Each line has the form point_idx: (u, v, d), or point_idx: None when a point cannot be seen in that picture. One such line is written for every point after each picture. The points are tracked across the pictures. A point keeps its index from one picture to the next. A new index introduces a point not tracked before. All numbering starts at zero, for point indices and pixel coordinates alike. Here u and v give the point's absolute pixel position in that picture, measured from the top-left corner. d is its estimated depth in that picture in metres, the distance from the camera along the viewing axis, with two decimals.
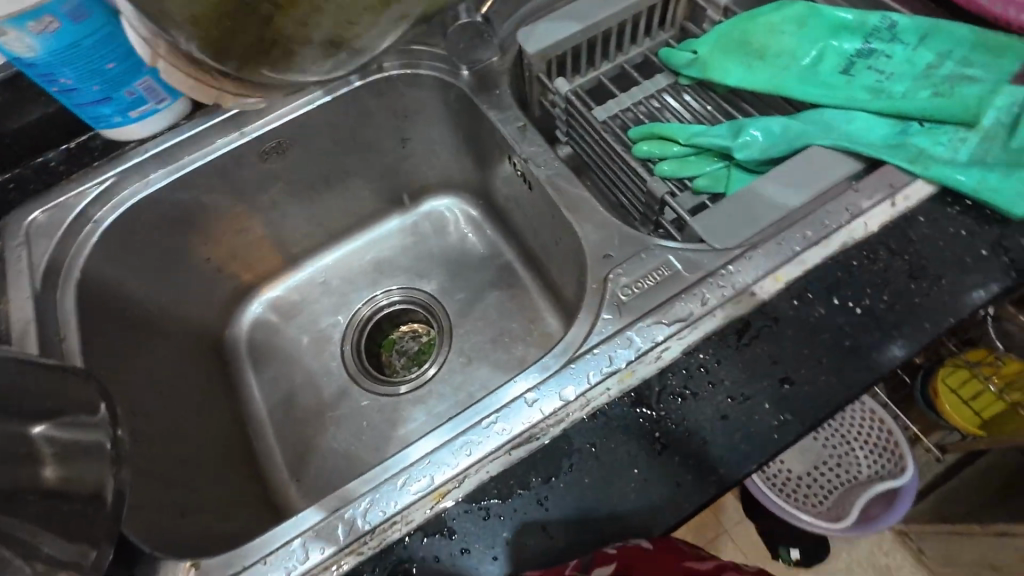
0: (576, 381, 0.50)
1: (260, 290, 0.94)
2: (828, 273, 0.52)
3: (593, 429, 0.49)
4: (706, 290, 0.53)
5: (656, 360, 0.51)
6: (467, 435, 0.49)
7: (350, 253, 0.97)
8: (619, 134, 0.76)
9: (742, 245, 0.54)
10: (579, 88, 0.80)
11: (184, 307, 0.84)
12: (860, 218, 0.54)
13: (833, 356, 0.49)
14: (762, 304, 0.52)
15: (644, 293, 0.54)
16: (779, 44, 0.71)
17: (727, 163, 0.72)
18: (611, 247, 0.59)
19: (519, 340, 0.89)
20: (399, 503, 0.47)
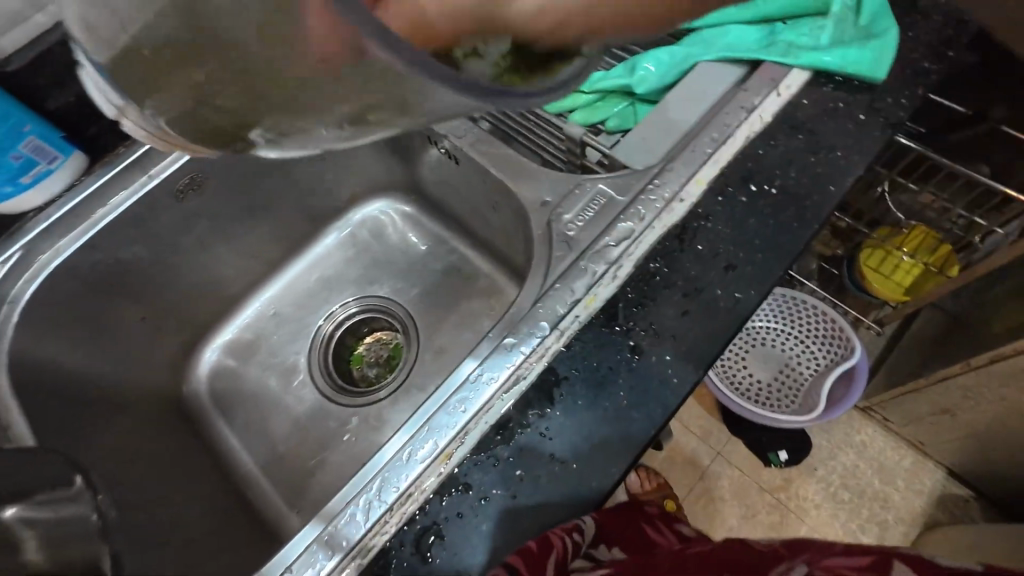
0: (547, 318, 0.53)
1: (210, 338, 0.90)
2: (740, 167, 0.58)
3: (572, 355, 0.51)
4: (641, 207, 0.56)
5: (614, 279, 0.54)
6: (458, 394, 0.50)
7: (295, 277, 0.95)
8: None
9: (661, 161, 0.59)
10: None
11: (132, 372, 0.80)
12: (755, 112, 0.60)
13: (762, 236, 0.54)
14: (693, 208, 0.56)
15: (587, 224, 0.57)
16: None
17: (630, 100, 0.76)
18: (547, 193, 0.62)
19: (484, 317, 0.90)
20: (410, 475, 0.48)
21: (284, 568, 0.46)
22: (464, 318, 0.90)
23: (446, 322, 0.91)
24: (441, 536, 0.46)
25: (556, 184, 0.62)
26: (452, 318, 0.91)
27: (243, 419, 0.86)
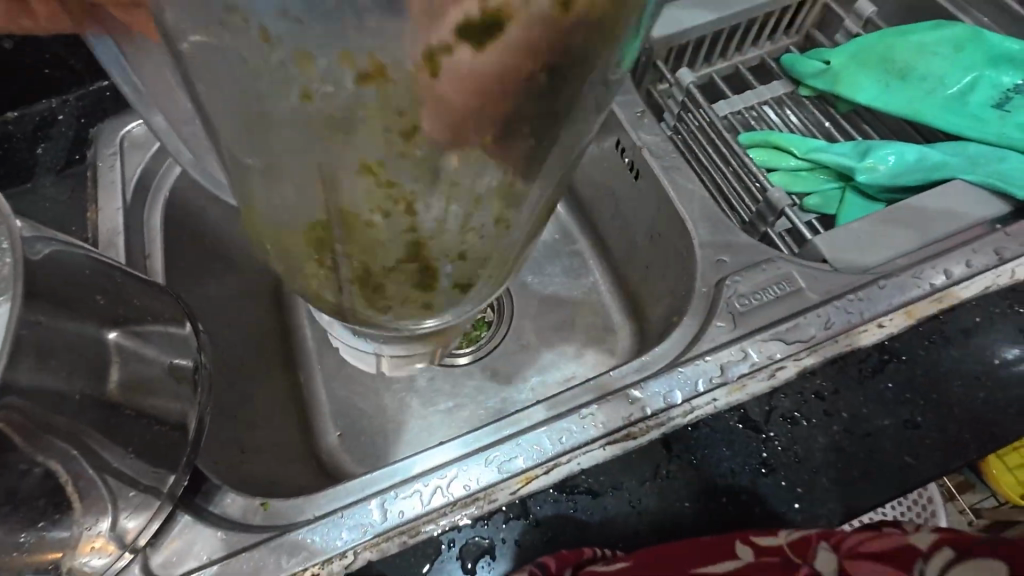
0: (681, 388, 0.48)
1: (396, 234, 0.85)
2: (965, 316, 0.49)
3: (694, 438, 0.46)
4: (831, 314, 0.49)
5: (770, 378, 0.48)
6: (558, 422, 0.47)
7: None
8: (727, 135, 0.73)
9: (874, 272, 0.51)
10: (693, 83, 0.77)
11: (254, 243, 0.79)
12: (1009, 263, 0.50)
13: (964, 406, 0.46)
14: (891, 339, 0.49)
15: (763, 306, 0.51)
16: (928, 66, 0.67)
17: (842, 184, 0.68)
18: (725, 252, 0.56)
19: (582, 333, 0.85)
20: (484, 480, 0.46)
21: (337, 508, 0.46)
22: (561, 323, 0.86)
23: (544, 320, 0.86)
24: (493, 557, 0.43)
25: (737, 248, 0.56)
26: (550, 319, 0.86)
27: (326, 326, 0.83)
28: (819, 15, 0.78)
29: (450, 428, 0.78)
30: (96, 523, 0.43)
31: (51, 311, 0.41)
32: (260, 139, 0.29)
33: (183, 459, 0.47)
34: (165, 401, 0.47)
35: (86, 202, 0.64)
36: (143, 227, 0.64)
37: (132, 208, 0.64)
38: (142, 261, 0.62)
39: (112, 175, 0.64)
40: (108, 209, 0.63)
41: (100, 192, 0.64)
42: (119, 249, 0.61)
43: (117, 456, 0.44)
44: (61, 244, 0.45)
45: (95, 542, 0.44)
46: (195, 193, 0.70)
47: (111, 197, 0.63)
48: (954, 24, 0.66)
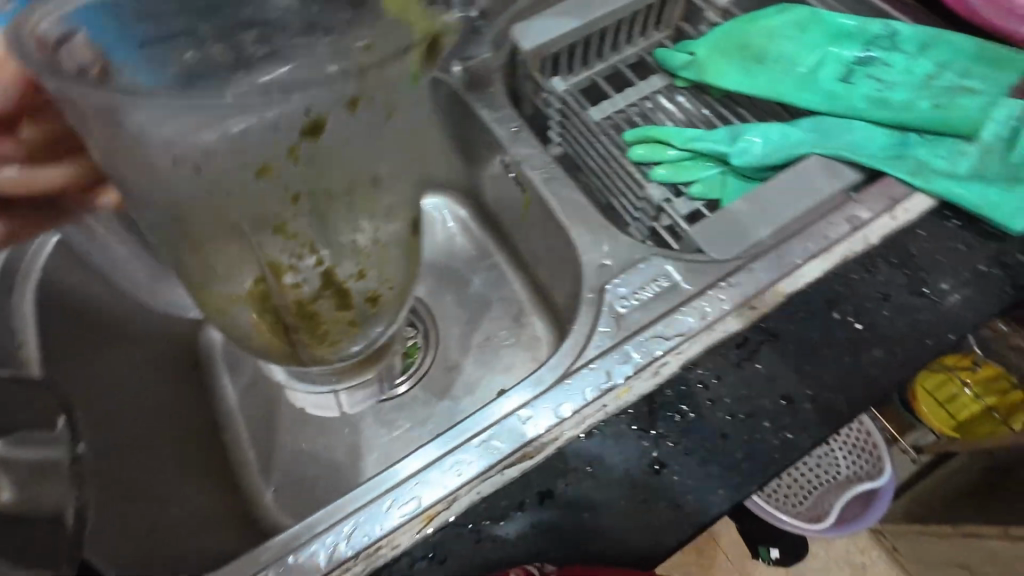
0: (570, 400, 0.48)
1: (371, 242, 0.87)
2: (828, 287, 0.51)
3: (589, 448, 0.47)
4: (705, 304, 0.51)
5: (654, 375, 0.49)
6: (454, 453, 0.47)
7: None
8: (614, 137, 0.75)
9: (741, 257, 0.53)
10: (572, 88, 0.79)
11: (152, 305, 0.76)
12: (860, 230, 0.53)
13: (834, 373, 0.48)
14: (764, 319, 0.50)
15: (642, 305, 0.52)
16: (779, 48, 0.70)
17: (722, 168, 0.71)
18: (607, 256, 0.57)
19: (507, 345, 0.85)
20: (384, 526, 0.45)
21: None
22: (485, 339, 0.86)
23: (469, 338, 0.86)
24: None
25: (618, 250, 0.57)
26: (474, 336, 0.86)
27: (244, 380, 0.80)
28: (684, 8, 0.81)
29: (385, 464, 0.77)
30: None
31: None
32: (194, 179, 0.37)
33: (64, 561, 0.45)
34: (44, 495, 0.47)
35: None
36: (14, 314, 0.60)
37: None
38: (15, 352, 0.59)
39: None
40: None
41: None
42: None
43: None
44: None
45: None
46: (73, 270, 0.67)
47: None
48: (795, 6, 0.70)
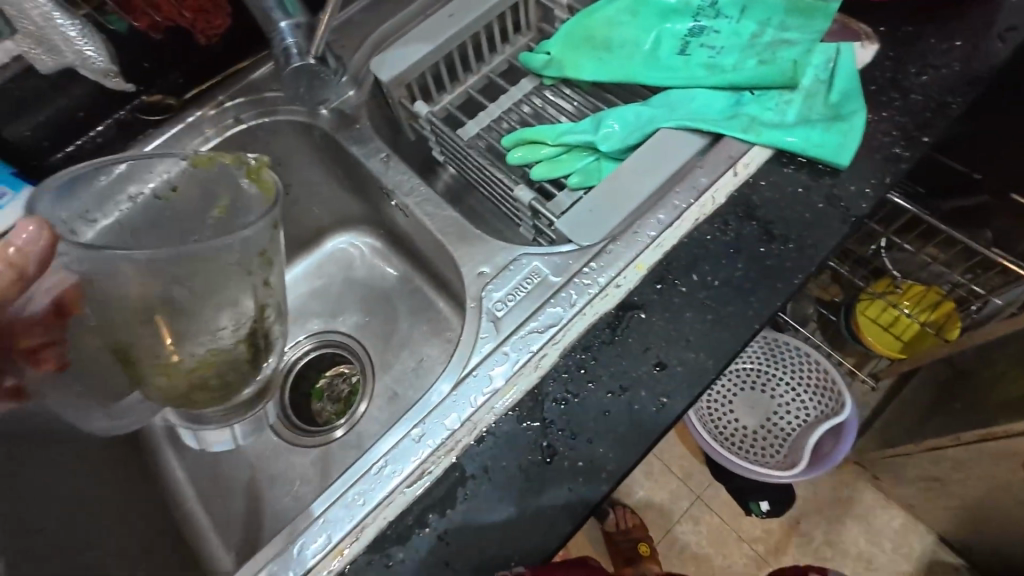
0: (459, 410, 0.50)
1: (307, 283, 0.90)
2: (684, 252, 0.54)
3: (482, 452, 0.48)
4: (574, 292, 0.53)
5: (535, 369, 0.51)
6: (355, 486, 0.48)
7: (309, 273, 0.93)
8: (495, 147, 0.78)
9: (604, 240, 0.55)
10: (447, 106, 0.82)
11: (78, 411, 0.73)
12: (707, 192, 0.56)
13: (700, 332, 0.51)
14: (630, 295, 0.53)
15: (518, 303, 0.54)
16: (621, 35, 0.74)
17: (596, 156, 0.73)
18: (485, 263, 0.59)
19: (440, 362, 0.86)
20: (299, 570, 0.46)
21: None
22: (419, 361, 0.87)
23: (402, 365, 0.87)
24: None
25: (492, 255, 0.59)
26: (407, 360, 0.87)
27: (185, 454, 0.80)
28: (539, 11, 0.85)
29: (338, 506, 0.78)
30: None
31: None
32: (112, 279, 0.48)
33: None
34: None
35: None
36: None
37: None
38: None
39: None
40: None
41: None
42: None
43: None
44: None
45: None
46: None
47: None
48: None
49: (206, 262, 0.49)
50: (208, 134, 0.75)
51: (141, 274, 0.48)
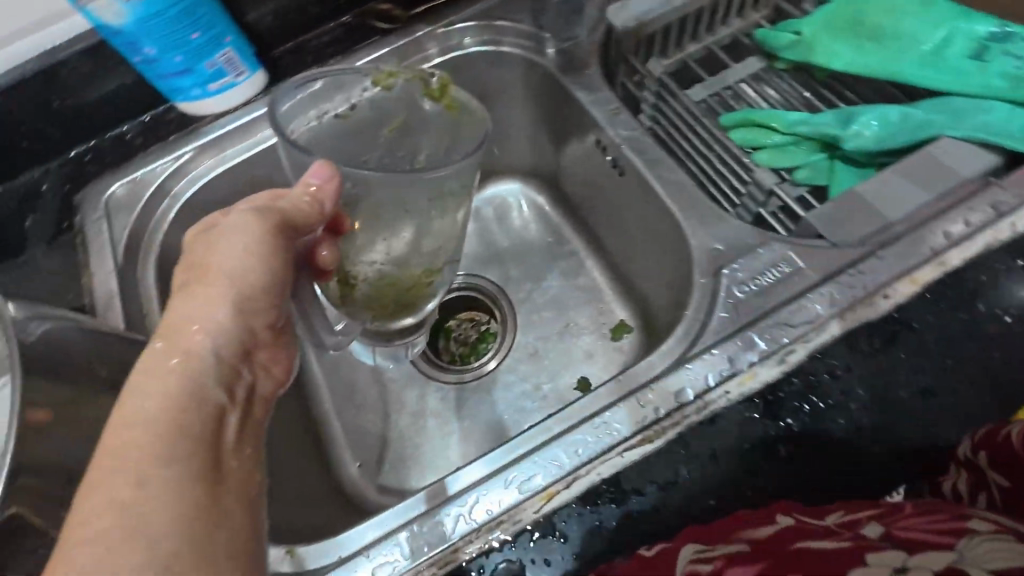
0: (691, 385, 0.47)
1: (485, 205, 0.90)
2: (969, 277, 0.49)
3: (708, 434, 0.46)
4: (834, 291, 0.49)
5: (781, 363, 0.47)
6: (572, 433, 0.47)
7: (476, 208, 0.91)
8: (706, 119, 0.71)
9: (867, 245, 0.51)
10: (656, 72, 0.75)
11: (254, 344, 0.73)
12: (1010, 216, 0.50)
13: (967, 365, 0.47)
14: (898, 309, 0.48)
15: (765, 291, 0.50)
16: (899, 26, 0.67)
17: (829, 155, 0.67)
18: (719, 239, 0.55)
19: (587, 333, 0.84)
20: (505, 502, 0.45)
21: (363, 549, 0.45)
22: (563, 327, 0.84)
23: (546, 326, 0.85)
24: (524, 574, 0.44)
25: (732, 234, 0.55)
26: (551, 324, 0.85)
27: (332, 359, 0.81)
28: None
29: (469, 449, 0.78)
30: None
31: (44, 384, 0.40)
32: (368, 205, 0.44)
33: None
34: None
35: (80, 270, 0.64)
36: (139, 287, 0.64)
37: (125, 269, 0.64)
38: (141, 323, 0.61)
39: (101, 240, 0.65)
40: (100, 274, 0.63)
41: (91, 261, 0.64)
42: (116, 313, 0.60)
43: None
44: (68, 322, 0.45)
45: None
46: None
47: (102, 262, 0.63)
48: None
49: (401, 193, 0.42)
50: (430, 51, 0.73)
51: (346, 189, 0.44)
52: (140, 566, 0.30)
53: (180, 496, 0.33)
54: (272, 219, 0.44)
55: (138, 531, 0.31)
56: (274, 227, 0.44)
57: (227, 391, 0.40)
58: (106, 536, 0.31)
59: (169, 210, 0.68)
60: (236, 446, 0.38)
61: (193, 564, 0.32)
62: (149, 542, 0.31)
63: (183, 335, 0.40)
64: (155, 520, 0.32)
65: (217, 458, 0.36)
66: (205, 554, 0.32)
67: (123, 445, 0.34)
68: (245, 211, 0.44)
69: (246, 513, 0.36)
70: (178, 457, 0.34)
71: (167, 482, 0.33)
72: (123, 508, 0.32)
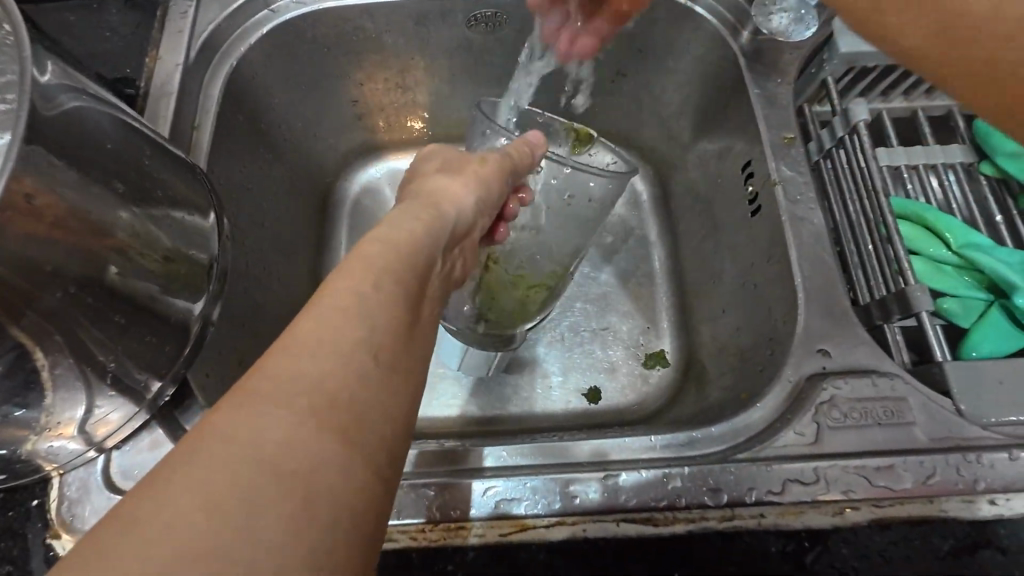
0: (729, 491, 0.41)
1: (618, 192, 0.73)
2: None
3: (718, 550, 0.40)
4: (937, 468, 0.41)
5: (833, 515, 0.40)
6: (581, 476, 0.42)
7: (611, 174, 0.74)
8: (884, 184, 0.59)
9: (1005, 437, 0.42)
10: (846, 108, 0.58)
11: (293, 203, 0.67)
12: None
13: None
14: (1000, 521, 0.40)
15: (859, 428, 0.43)
16: None
17: (990, 298, 0.56)
18: (828, 342, 0.47)
19: (624, 346, 0.68)
20: (475, 511, 0.41)
21: None
22: (597, 327, 0.69)
23: (582, 319, 0.69)
24: None
25: (847, 343, 0.47)
26: (588, 319, 0.69)
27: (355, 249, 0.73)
28: None
29: (442, 411, 0.65)
30: (70, 410, 0.40)
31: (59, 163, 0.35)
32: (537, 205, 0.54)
33: (171, 369, 0.44)
34: (177, 300, 0.44)
35: (148, 44, 0.57)
36: (201, 91, 0.57)
37: (193, 67, 0.57)
38: (188, 133, 0.55)
39: (182, 23, 0.58)
40: (167, 61, 0.56)
41: (163, 42, 0.57)
42: (166, 110, 0.54)
43: (105, 351, 0.39)
44: (90, 100, 0.40)
45: (70, 429, 0.40)
46: (265, 72, 0.63)
47: (175, 49, 0.56)
48: None
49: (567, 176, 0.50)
50: None
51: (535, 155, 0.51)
52: (335, 369, 0.25)
53: (388, 324, 0.28)
54: (503, 157, 0.48)
55: (340, 333, 0.26)
56: (505, 163, 0.48)
57: (439, 267, 0.37)
58: (314, 328, 0.26)
59: (263, 24, 0.61)
60: (429, 312, 0.34)
61: (373, 397, 0.25)
62: (344, 349, 0.26)
63: (425, 210, 0.40)
64: (360, 330, 0.27)
65: (419, 314, 0.32)
66: (386, 398, 0.26)
67: (357, 257, 0.31)
68: (490, 153, 0.49)
69: (421, 385, 0.30)
70: (397, 286, 0.31)
71: (380, 303, 0.29)
72: (343, 310, 0.28)
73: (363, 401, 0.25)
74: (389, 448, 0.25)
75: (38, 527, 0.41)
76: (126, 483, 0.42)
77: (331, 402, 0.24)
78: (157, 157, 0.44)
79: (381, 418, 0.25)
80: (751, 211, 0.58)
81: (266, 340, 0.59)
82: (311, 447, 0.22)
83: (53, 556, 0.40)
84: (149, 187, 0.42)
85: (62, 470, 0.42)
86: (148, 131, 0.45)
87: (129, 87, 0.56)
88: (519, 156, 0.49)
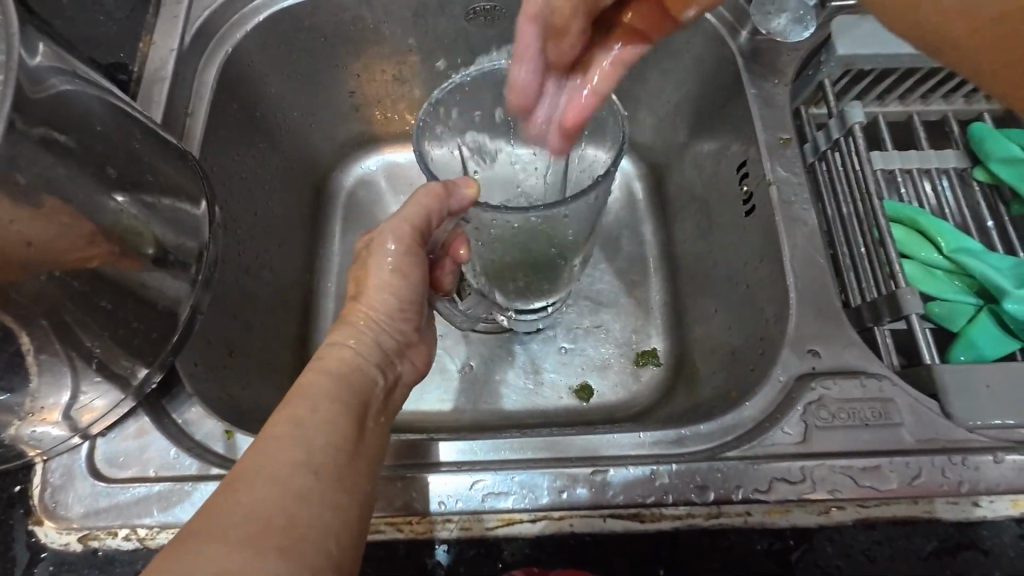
0: (716, 489, 0.41)
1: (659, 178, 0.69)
2: None
3: (705, 547, 0.40)
4: (923, 469, 0.41)
5: (819, 514, 0.41)
6: (568, 471, 0.42)
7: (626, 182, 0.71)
8: (877, 188, 0.59)
9: (993, 440, 0.42)
10: (844, 109, 0.58)
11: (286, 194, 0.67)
12: None
13: None
14: (982, 523, 0.40)
15: (845, 429, 0.43)
16: None
17: (978, 302, 0.56)
18: (819, 343, 0.47)
19: (615, 344, 0.68)
20: (463, 504, 0.41)
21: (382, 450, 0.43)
22: (589, 324, 0.69)
23: (574, 316, 0.69)
24: None
25: (837, 344, 0.47)
26: (584, 316, 0.69)
27: (348, 240, 0.72)
28: None
29: (433, 403, 0.65)
30: (54, 396, 0.39)
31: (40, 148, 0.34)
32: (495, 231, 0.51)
33: (158, 357, 0.43)
34: (167, 288, 0.44)
35: (143, 29, 0.57)
36: (196, 77, 0.57)
37: (188, 53, 0.56)
38: (182, 119, 0.54)
39: (179, 9, 0.57)
40: (161, 46, 0.56)
41: (159, 28, 0.56)
42: (160, 96, 0.54)
43: (91, 336, 0.39)
44: (80, 83, 0.39)
45: (55, 414, 0.40)
46: (262, 60, 0.63)
47: (170, 34, 0.56)
48: None
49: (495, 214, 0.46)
50: None
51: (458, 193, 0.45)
52: (274, 494, 0.29)
53: (326, 441, 0.33)
54: (413, 215, 0.44)
55: (280, 461, 0.30)
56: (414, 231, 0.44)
57: (382, 374, 0.41)
58: (255, 461, 0.31)
59: (262, 10, 0.60)
60: (376, 417, 0.38)
61: (314, 508, 0.29)
62: (282, 473, 0.30)
63: (358, 324, 0.43)
64: (297, 455, 0.31)
65: (364, 424, 0.36)
66: (327, 504, 0.30)
67: (302, 385, 0.36)
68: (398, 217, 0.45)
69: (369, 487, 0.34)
70: (337, 408, 0.35)
71: (319, 426, 0.33)
72: (283, 436, 0.32)
73: (303, 514, 0.29)
74: (333, 547, 0.29)
75: (20, 513, 0.40)
76: (110, 470, 0.42)
77: (267, 526, 0.28)
78: (145, 142, 0.43)
79: (323, 528, 0.29)
80: (745, 210, 0.58)
81: (257, 330, 0.59)
82: (251, 562, 0.26)
83: (34, 542, 0.40)
84: (135, 172, 0.41)
85: (46, 457, 0.41)
86: (139, 116, 0.44)
87: (122, 72, 0.55)
88: (430, 211, 0.44)
